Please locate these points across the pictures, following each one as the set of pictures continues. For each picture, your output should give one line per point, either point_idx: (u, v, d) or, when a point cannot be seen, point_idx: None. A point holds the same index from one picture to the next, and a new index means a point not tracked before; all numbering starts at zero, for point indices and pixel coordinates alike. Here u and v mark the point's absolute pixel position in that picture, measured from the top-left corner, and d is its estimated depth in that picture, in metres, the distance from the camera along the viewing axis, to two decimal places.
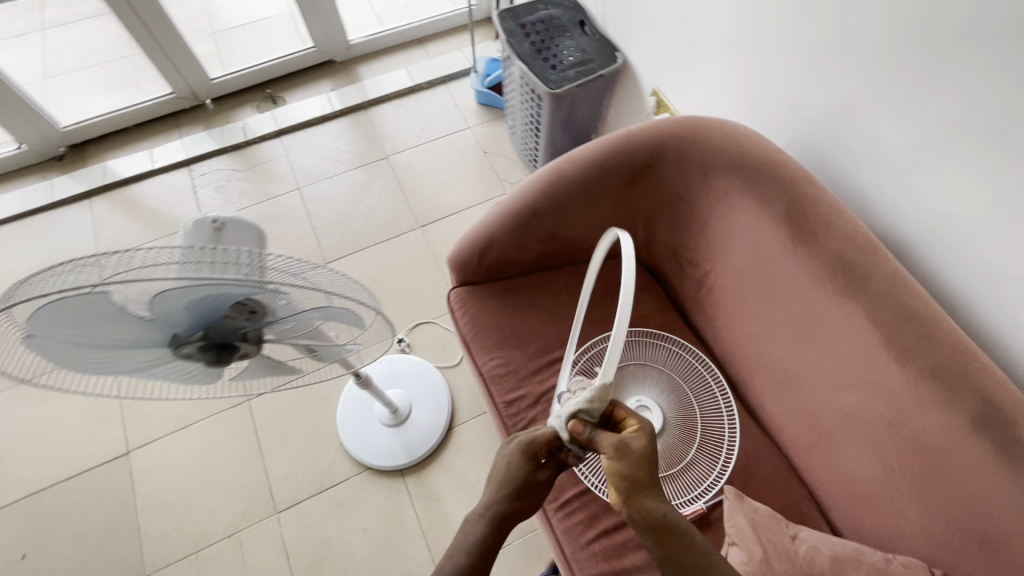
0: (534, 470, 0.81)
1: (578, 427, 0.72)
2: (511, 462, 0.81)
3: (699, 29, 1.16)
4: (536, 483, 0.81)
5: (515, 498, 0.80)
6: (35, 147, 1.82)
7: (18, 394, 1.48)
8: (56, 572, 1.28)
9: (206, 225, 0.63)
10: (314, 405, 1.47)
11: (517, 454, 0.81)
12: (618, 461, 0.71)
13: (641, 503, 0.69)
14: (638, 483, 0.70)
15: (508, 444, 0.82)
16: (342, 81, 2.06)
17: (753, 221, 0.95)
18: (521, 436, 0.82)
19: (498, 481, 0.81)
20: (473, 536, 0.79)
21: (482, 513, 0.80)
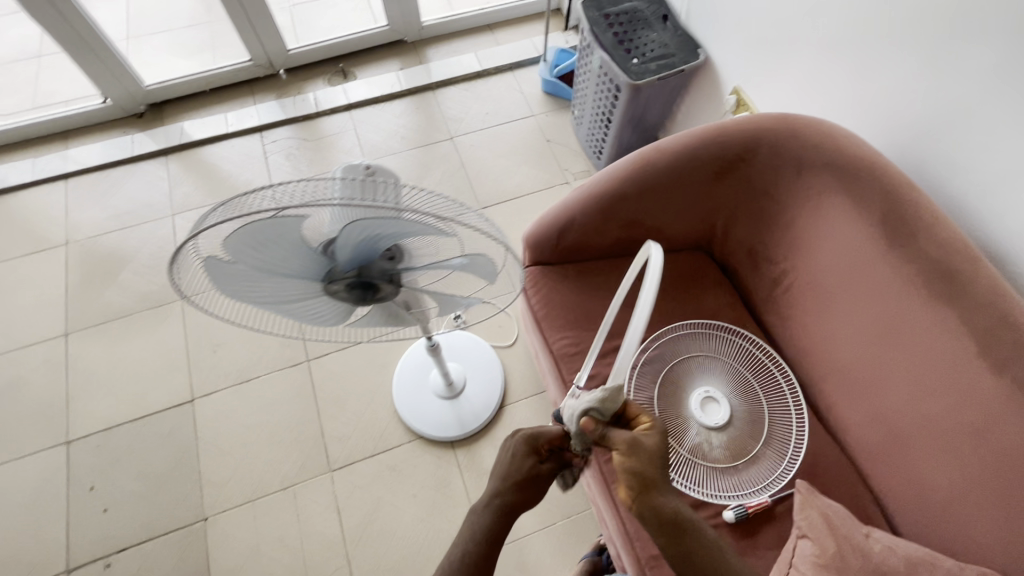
0: (536, 462, 0.85)
1: (589, 425, 0.76)
2: (513, 455, 0.86)
3: (795, 28, 1.16)
4: (537, 478, 0.85)
5: (515, 490, 0.84)
6: (119, 103, 1.90)
7: (93, 335, 1.55)
8: (121, 505, 1.34)
9: (360, 170, 0.76)
10: (371, 372, 1.51)
11: (521, 448, 0.86)
12: (629, 460, 0.75)
13: (653, 500, 0.75)
14: (649, 480, 0.75)
15: (514, 439, 0.87)
16: (411, 60, 2.10)
17: (847, 220, 0.96)
18: (526, 432, 0.87)
19: (501, 472, 0.86)
20: (477, 527, 0.84)
21: (488, 504, 0.85)
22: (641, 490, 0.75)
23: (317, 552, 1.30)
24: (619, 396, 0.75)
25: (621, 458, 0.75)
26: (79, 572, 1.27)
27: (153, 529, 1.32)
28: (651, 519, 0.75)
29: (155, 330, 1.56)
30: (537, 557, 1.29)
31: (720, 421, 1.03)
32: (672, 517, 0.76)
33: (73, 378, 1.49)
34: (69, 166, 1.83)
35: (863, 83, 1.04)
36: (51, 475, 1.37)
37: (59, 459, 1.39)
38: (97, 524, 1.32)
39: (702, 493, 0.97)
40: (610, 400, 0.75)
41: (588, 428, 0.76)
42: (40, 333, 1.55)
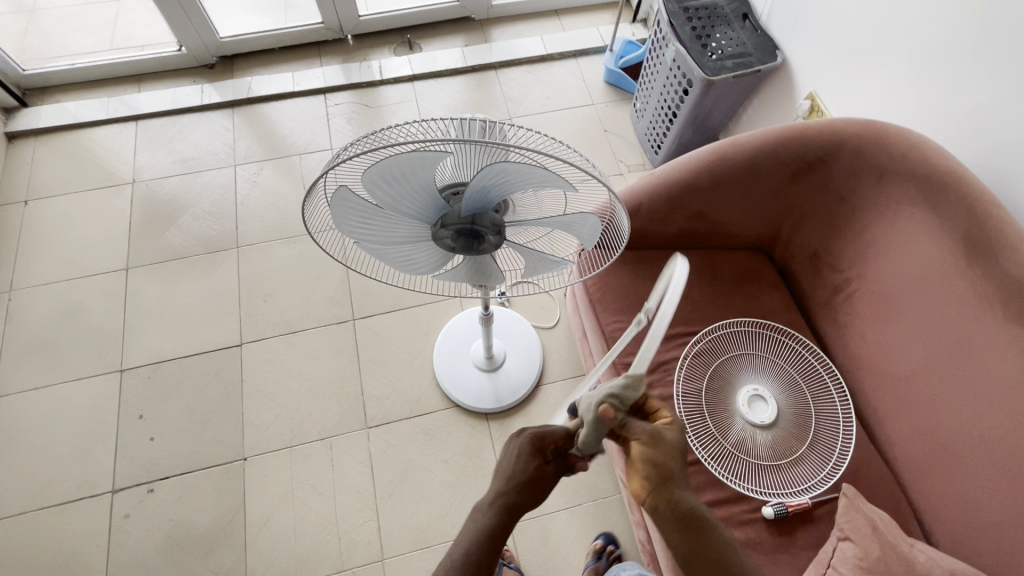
0: (541, 464, 0.77)
1: (610, 411, 0.71)
2: (518, 455, 0.76)
3: (887, 34, 1.14)
4: (543, 477, 0.76)
5: (521, 491, 0.74)
6: (192, 53, 1.95)
7: (152, 272, 1.61)
8: (168, 436, 1.40)
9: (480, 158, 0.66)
10: (414, 338, 1.54)
11: (526, 447, 0.77)
12: (648, 450, 0.71)
13: (674, 496, 0.70)
14: (670, 474, 0.71)
15: (517, 438, 0.78)
16: (475, 38, 2.11)
17: (925, 232, 0.95)
18: (531, 429, 0.79)
19: (506, 472, 0.75)
20: (481, 525, 0.72)
21: (492, 503, 0.74)
22: (661, 483, 0.71)
23: (348, 503, 1.34)
24: (642, 384, 0.75)
25: (643, 449, 0.71)
26: (123, 493, 1.33)
27: (194, 462, 1.37)
28: (668, 513, 0.71)
29: (210, 274, 1.61)
30: (560, 534, 1.31)
31: (766, 419, 1.03)
32: (689, 513, 0.71)
33: (130, 310, 1.55)
34: (139, 108, 1.88)
35: (954, 98, 1.03)
36: (104, 399, 1.43)
37: (113, 385, 1.45)
38: (142, 451, 1.38)
39: (744, 487, 0.98)
40: (630, 387, 0.74)
41: (610, 414, 0.71)
42: (102, 265, 1.61)
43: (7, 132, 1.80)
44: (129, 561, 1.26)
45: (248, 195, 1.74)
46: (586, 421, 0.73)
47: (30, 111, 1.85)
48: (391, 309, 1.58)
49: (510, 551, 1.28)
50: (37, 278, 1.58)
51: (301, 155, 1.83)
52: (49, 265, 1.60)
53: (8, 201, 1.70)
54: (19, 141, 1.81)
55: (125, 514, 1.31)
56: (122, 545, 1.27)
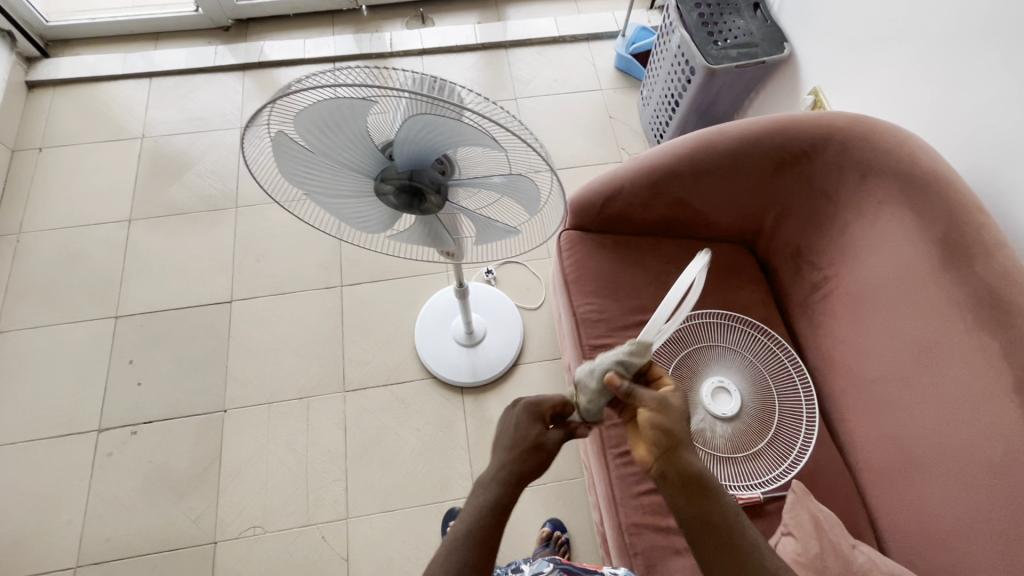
0: (542, 430, 0.77)
1: (614, 380, 0.73)
2: (518, 422, 0.77)
3: (892, 31, 1.11)
4: (545, 445, 0.76)
5: (525, 458, 0.74)
6: (209, 15, 1.98)
7: (153, 226, 1.66)
8: (154, 383, 1.45)
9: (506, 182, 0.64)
10: (398, 308, 1.56)
11: (525, 416, 0.78)
12: (656, 416, 0.71)
13: (679, 458, 0.70)
14: (677, 439, 0.70)
15: (513, 410, 0.79)
16: (489, 16, 2.10)
17: (903, 234, 0.93)
18: (526, 400, 0.80)
19: (506, 444, 0.75)
20: (484, 500, 0.71)
21: (494, 477, 0.73)
22: (667, 448, 0.70)
23: (319, 461, 1.38)
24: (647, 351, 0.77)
25: (650, 414, 0.71)
26: (109, 433, 1.39)
27: (177, 410, 1.42)
28: (674, 477, 0.69)
29: (208, 232, 1.65)
30: (522, 511, 1.33)
31: (728, 412, 1.02)
32: (695, 475, 0.69)
33: (129, 260, 1.60)
34: (154, 66, 1.92)
35: (951, 100, 0.99)
36: (98, 343, 1.49)
37: (107, 330, 1.51)
38: (130, 395, 1.43)
39: None
40: (635, 357, 0.77)
41: (615, 382, 0.73)
42: (107, 215, 1.66)
43: (28, 81, 1.86)
44: (109, 497, 1.32)
45: None
46: (591, 389, 0.76)
47: (51, 62, 1.90)
48: (379, 278, 1.60)
49: None
50: (45, 222, 1.64)
51: None
52: (57, 211, 1.66)
53: (24, 147, 1.76)
54: (38, 90, 1.86)
55: (108, 453, 1.37)
56: (104, 481, 1.34)
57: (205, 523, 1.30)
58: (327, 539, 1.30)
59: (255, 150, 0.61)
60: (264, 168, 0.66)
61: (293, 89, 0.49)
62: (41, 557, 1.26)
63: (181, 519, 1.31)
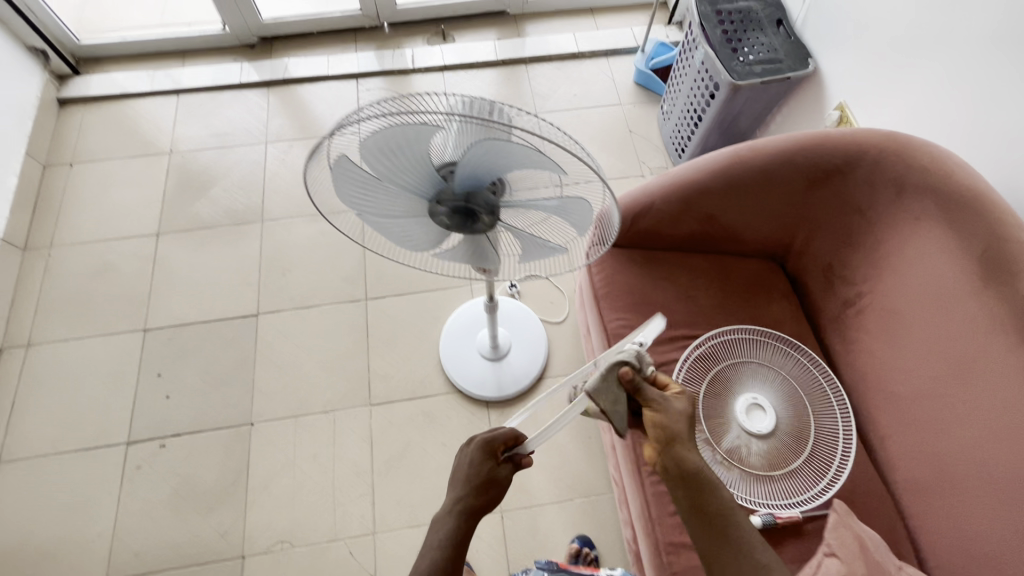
0: (495, 465, 0.80)
1: (628, 375, 0.79)
2: (471, 460, 0.80)
3: (920, 49, 1.11)
4: (498, 479, 0.79)
5: (476, 494, 0.78)
6: (235, 33, 2.02)
7: (180, 240, 1.68)
8: (181, 396, 1.46)
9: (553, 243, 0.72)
10: (423, 321, 1.57)
11: (477, 452, 0.81)
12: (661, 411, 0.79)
13: (678, 454, 0.77)
14: (678, 435, 0.77)
15: (468, 447, 0.82)
16: (508, 32, 2.13)
17: (942, 250, 0.92)
18: (480, 437, 0.83)
19: (459, 479, 0.80)
20: (441, 534, 0.76)
21: (447, 512, 0.78)
22: (669, 442, 0.77)
23: (346, 476, 1.38)
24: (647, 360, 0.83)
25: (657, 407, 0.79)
26: (138, 446, 1.40)
27: (204, 423, 1.43)
28: (675, 469, 0.77)
29: (235, 245, 1.67)
30: (549, 527, 1.32)
31: (763, 429, 1.02)
32: (692, 470, 0.76)
33: (158, 274, 1.62)
34: (181, 83, 1.96)
35: (984, 119, 1.00)
36: (127, 356, 1.51)
37: (136, 343, 1.52)
38: (158, 407, 1.45)
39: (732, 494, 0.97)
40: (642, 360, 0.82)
41: (629, 377, 0.79)
42: (135, 229, 1.69)
43: (59, 98, 1.90)
44: (137, 511, 1.33)
45: (276, 172, 1.80)
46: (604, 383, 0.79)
47: (82, 80, 1.95)
48: (403, 292, 1.61)
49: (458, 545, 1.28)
50: (76, 236, 1.67)
51: None
52: (87, 225, 1.69)
53: (55, 163, 1.80)
54: (68, 107, 1.91)
55: (137, 466, 1.37)
56: (132, 495, 1.34)
57: (233, 538, 1.31)
58: (354, 554, 1.29)
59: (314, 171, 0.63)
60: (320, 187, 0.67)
61: (359, 118, 0.50)
62: (70, 571, 1.26)
63: (209, 534, 1.31)
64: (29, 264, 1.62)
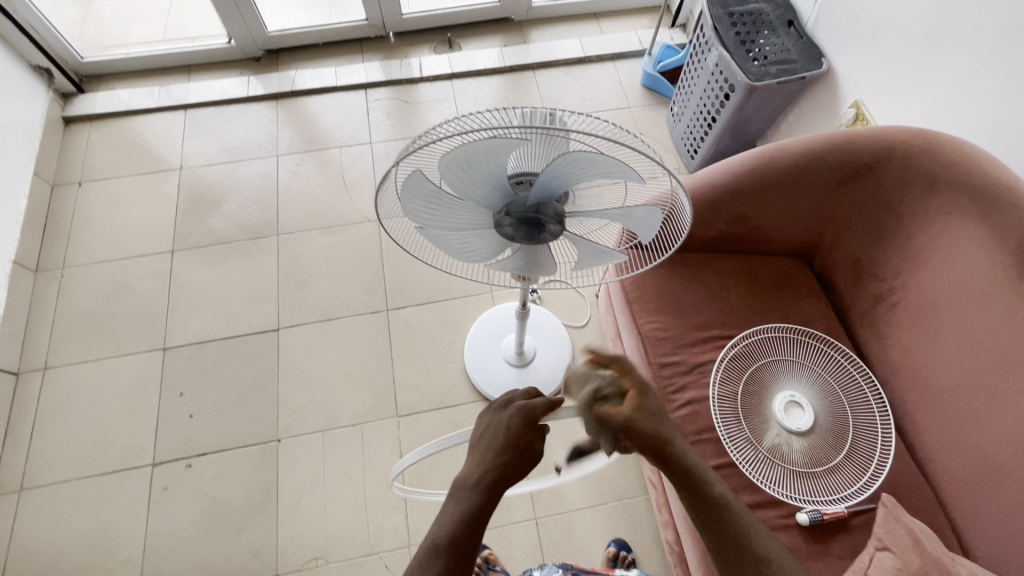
0: (531, 434, 0.72)
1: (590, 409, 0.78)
2: (506, 424, 0.72)
3: (937, 46, 1.13)
4: (532, 450, 0.72)
5: (507, 463, 0.70)
6: (241, 46, 2.01)
7: (196, 256, 1.66)
8: (206, 414, 1.44)
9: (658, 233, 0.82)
10: (446, 330, 1.56)
11: (515, 416, 0.73)
12: (619, 414, 0.75)
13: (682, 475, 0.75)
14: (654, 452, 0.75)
15: (503, 412, 0.74)
16: (513, 39, 2.13)
17: (974, 243, 0.94)
18: (517, 402, 0.75)
19: (490, 444, 0.71)
20: (462, 508, 0.67)
21: (471, 481, 0.69)
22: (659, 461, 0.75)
23: (378, 489, 1.36)
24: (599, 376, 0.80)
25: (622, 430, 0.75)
26: (163, 467, 1.37)
27: (230, 442, 1.41)
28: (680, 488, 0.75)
29: (251, 260, 1.66)
30: (585, 531, 1.32)
31: (803, 426, 1.02)
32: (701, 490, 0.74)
33: (174, 291, 1.60)
34: (188, 98, 1.94)
35: (1006, 114, 1.02)
36: (147, 375, 1.49)
37: (156, 362, 1.50)
38: (182, 426, 1.42)
39: (778, 492, 0.98)
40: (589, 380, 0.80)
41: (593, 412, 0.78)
42: (149, 247, 1.67)
43: (65, 116, 1.88)
44: (166, 533, 1.31)
45: (289, 185, 1.79)
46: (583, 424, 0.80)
47: (87, 98, 1.93)
48: (424, 301, 1.60)
49: (494, 554, 1.27)
50: (88, 256, 1.65)
51: (341, 148, 1.87)
52: (99, 245, 1.67)
53: (63, 181, 1.77)
54: (74, 126, 1.88)
55: (164, 488, 1.35)
56: (160, 518, 1.32)
57: (265, 556, 1.29)
58: (390, 568, 1.28)
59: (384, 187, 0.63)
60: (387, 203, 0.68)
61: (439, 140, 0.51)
62: None
63: (241, 554, 1.29)
64: (42, 285, 1.59)
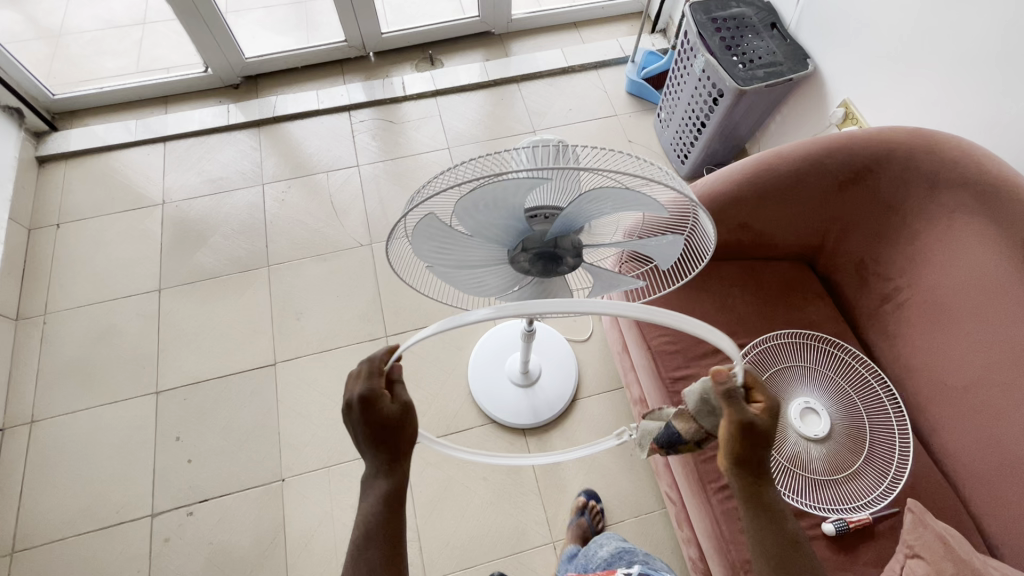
0: (388, 411, 0.65)
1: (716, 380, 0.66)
2: (360, 422, 0.65)
3: (923, 43, 1.14)
4: (398, 419, 0.66)
5: (389, 447, 0.66)
6: (218, 73, 1.97)
7: (184, 293, 1.61)
8: (204, 457, 1.39)
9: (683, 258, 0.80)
10: (448, 353, 1.54)
11: (360, 413, 0.64)
12: (741, 413, 0.64)
13: (752, 484, 0.67)
14: (751, 460, 0.66)
15: (351, 413, 0.65)
16: (495, 53, 2.12)
17: (980, 239, 0.93)
18: (354, 398, 0.65)
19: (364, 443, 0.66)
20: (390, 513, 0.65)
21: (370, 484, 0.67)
22: (747, 470, 0.67)
23: None
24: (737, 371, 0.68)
25: (733, 429, 0.65)
26: (163, 517, 1.32)
27: (232, 485, 1.36)
28: (748, 499, 0.67)
29: (243, 294, 1.61)
30: None
31: (820, 433, 1.01)
32: (763, 500, 0.67)
33: (164, 331, 1.55)
34: (167, 130, 1.90)
35: (1001, 108, 1.02)
36: (140, 422, 1.43)
37: (148, 407, 1.45)
38: (181, 473, 1.37)
39: (801, 503, 0.96)
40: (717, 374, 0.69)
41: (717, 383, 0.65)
42: (135, 287, 1.62)
43: (38, 156, 1.82)
44: None
45: (277, 214, 1.75)
46: None
47: (61, 135, 1.87)
48: (423, 325, 1.57)
49: None
50: (70, 300, 1.59)
51: (328, 173, 1.84)
52: (82, 288, 1.61)
53: (40, 224, 1.71)
54: (49, 165, 1.82)
55: (165, 539, 1.30)
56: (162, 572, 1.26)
57: None
58: None
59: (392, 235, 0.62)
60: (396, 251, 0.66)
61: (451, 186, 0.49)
62: None
63: None
64: (24, 334, 1.53)
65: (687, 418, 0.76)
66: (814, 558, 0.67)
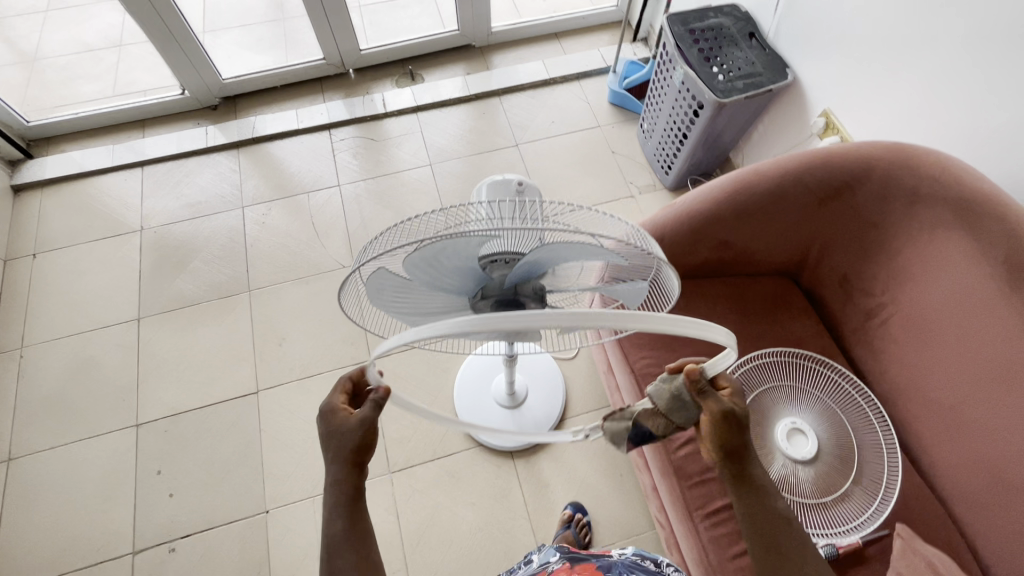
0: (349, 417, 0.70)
1: (690, 380, 0.67)
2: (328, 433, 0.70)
3: (900, 53, 1.13)
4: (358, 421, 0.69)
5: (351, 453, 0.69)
6: (195, 95, 1.94)
7: (163, 321, 1.59)
8: (186, 491, 1.37)
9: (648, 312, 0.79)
10: (433, 375, 1.51)
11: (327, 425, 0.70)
12: (721, 404, 0.66)
13: (740, 472, 0.69)
14: (738, 448, 0.68)
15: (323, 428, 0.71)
16: (476, 66, 2.10)
17: (962, 254, 0.92)
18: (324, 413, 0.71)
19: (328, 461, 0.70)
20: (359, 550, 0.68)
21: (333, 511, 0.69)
22: (735, 460, 0.68)
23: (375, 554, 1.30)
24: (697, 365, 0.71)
25: (715, 421, 0.67)
26: (144, 555, 1.29)
27: (215, 519, 1.33)
28: (739, 484, 0.69)
29: (223, 320, 1.59)
30: None
31: (807, 454, 0.99)
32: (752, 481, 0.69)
33: (143, 361, 1.53)
34: (144, 154, 1.87)
35: (982, 118, 1.00)
36: (120, 456, 1.40)
37: (128, 440, 1.42)
38: (162, 507, 1.35)
39: None
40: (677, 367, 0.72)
41: (694, 381, 0.66)
42: (114, 316, 1.59)
43: (13, 185, 1.79)
44: None
45: (257, 237, 1.73)
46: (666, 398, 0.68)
47: (36, 163, 1.84)
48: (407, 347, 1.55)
49: None
50: (47, 332, 1.56)
51: (309, 193, 1.81)
52: (59, 320, 1.58)
53: (17, 255, 1.68)
54: (25, 193, 1.80)
55: None
56: None
57: None
58: None
59: (349, 285, 0.59)
60: (355, 299, 0.64)
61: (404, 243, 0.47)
62: None
63: None
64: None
65: (657, 416, 0.70)
66: (799, 528, 0.69)
